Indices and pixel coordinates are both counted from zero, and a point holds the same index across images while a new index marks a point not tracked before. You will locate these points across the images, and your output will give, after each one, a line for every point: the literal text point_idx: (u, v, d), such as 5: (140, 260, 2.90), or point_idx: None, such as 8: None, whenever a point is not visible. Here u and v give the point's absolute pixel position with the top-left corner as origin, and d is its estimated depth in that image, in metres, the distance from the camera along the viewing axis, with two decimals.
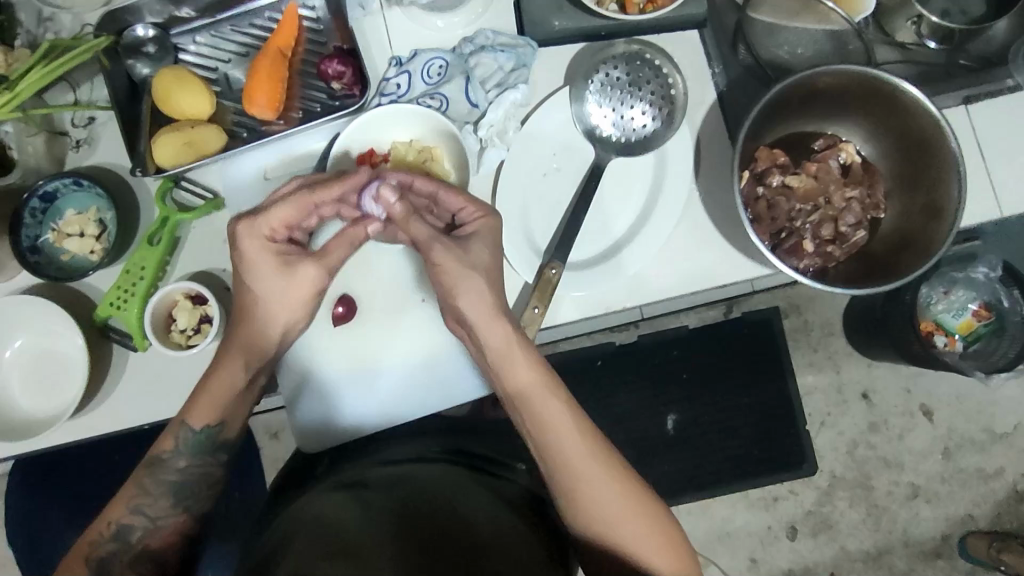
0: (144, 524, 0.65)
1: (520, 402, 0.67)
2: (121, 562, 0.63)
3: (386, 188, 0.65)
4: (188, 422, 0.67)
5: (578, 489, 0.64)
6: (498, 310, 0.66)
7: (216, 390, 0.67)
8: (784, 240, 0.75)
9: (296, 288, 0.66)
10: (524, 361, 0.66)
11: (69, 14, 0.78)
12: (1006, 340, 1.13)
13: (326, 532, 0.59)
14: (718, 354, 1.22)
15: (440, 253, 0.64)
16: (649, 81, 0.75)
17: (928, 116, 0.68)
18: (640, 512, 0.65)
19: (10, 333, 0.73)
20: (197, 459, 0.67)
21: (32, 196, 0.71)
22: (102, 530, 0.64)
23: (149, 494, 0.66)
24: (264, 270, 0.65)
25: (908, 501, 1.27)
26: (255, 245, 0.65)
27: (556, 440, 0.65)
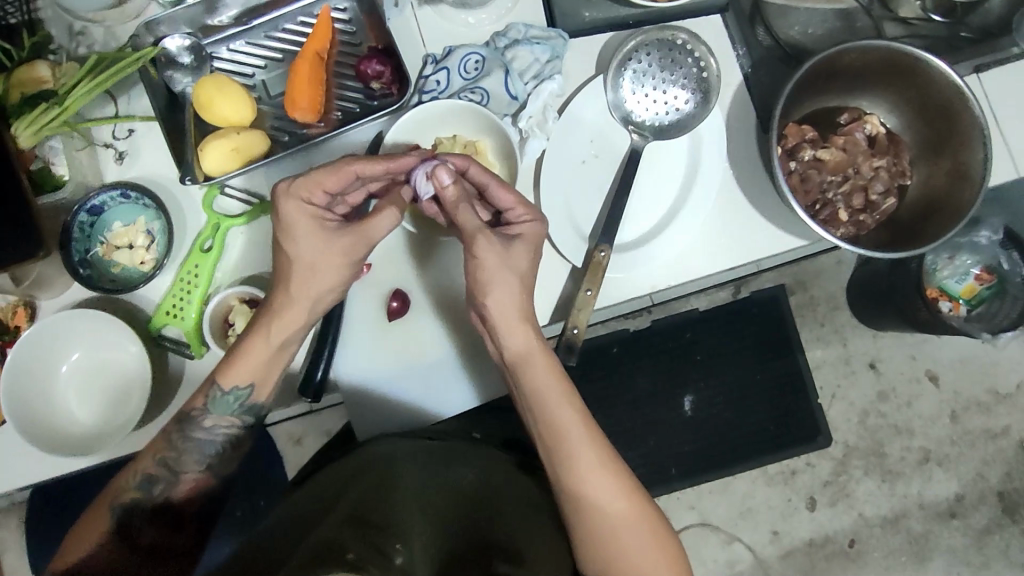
0: (167, 477, 0.67)
1: (535, 405, 0.70)
2: (143, 511, 0.66)
3: (443, 169, 0.65)
4: (218, 381, 0.68)
5: (587, 497, 0.68)
6: (525, 315, 0.68)
7: (247, 360, 0.68)
8: (819, 212, 0.78)
9: (325, 264, 0.66)
10: (544, 361, 0.69)
11: (100, 27, 0.78)
12: (1007, 301, 1.17)
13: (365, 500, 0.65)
14: (731, 333, 1.25)
15: (484, 246, 0.65)
16: (680, 66, 0.77)
17: (951, 86, 0.71)
18: (642, 522, 0.68)
19: (66, 347, 0.72)
20: (221, 419, 0.69)
21: (80, 210, 0.72)
22: (130, 477, 0.66)
23: (176, 449, 0.67)
24: (300, 238, 0.65)
25: (920, 466, 1.31)
26: (294, 210, 0.65)
27: (569, 447, 0.68)
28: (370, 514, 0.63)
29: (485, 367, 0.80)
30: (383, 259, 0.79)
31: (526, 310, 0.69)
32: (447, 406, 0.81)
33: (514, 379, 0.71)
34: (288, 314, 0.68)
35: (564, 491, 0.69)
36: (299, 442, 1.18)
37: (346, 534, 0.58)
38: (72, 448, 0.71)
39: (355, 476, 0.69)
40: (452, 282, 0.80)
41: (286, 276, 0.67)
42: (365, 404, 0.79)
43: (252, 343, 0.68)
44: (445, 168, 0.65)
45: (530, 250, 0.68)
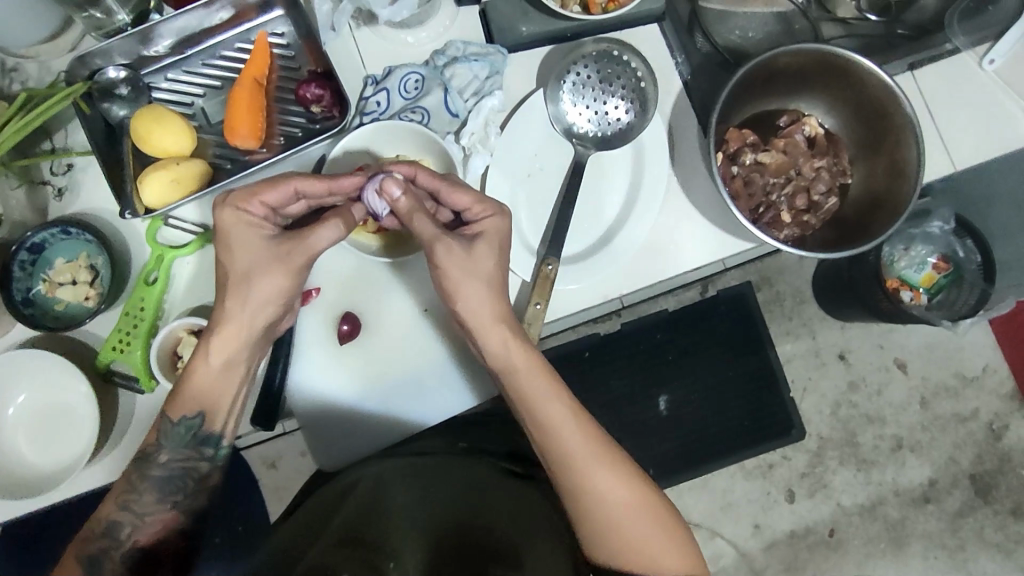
0: (131, 520, 0.64)
1: (524, 404, 0.68)
2: (112, 559, 0.62)
3: (391, 181, 0.64)
4: (168, 414, 0.66)
5: (584, 489, 0.65)
6: (498, 316, 0.67)
7: (199, 385, 0.67)
8: (763, 215, 0.79)
9: (268, 277, 0.65)
10: (524, 355, 0.68)
11: (35, 63, 0.77)
12: (965, 289, 1.18)
13: (357, 516, 0.73)
14: (697, 333, 1.25)
15: (445, 252, 0.65)
16: (618, 77, 0.78)
17: (881, 86, 0.72)
18: (644, 510, 0.66)
19: (11, 389, 0.71)
20: (179, 453, 0.66)
21: (19, 248, 0.71)
22: (94, 526, 0.63)
23: (135, 490, 0.65)
24: (244, 252, 0.65)
25: (894, 453, 1.31)
26: (233, 220, 0.64)
27: (562, 443, 0.66)
28: (365, 531, 0.72)
29: (441, 386, 0.79)
30: (332, 282, 0.78)
31: (502, 310, 0.68)
32: (440, 412, 0.79)
33: (500, 380, 0.69)
34: (227, 330, 0.66)
35: (562, 486, 0.66)
36: (275, 464, 1.14)
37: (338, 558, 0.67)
38: (23, 489, 0.70)
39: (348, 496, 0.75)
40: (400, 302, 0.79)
41: (225, 289, 0.66)
42: (322, 425, 0.78)
43: (198, 368, 0.66)
44: (393, 181, 0.64)
45: (497, 248, 0.68)
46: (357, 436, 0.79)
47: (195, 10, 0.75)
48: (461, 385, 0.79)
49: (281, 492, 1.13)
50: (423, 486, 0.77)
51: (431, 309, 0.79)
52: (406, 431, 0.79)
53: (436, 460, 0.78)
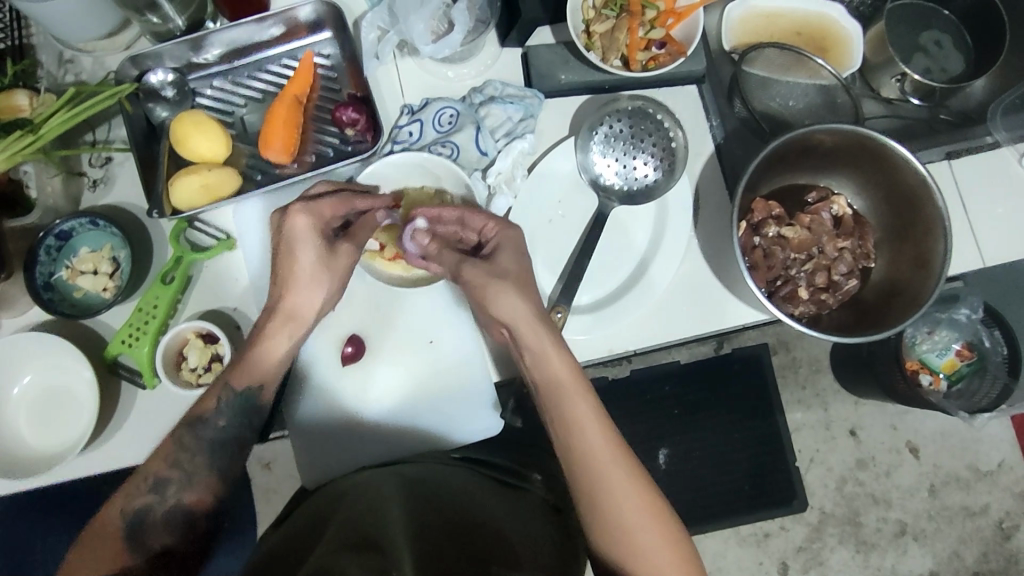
0: (180, 479, 0.63)
1: (552, 401, 0.65)
2: (155, 516, 0.62)
3: (419, 231, 0.71)
4: (230, 382, 0.66)
5: (600, 492, 0.62)
6: (539, 317, 0.66)
7: (259, 357, 0.67)
8: (779, 289, 0.78)
9: (332, 271, 0.68)
10: (561, 362, 0.65)
11: (90, 57, 0.80)
12: (987, 380, 1.11)
13: (352, 528, 0.62)
14: (704, 390, 1.21)
15: (471, 270, 0.67)
16: (650, 134, 0.79)
17: (916, 175, 0.72)
18: (654, 516, 0.62)
19: (21, 369, 0.73)
20: (236, 420, 0.66)
21: (48, 234, 0.73)
22: (139, 483, 0.62)
23: (187, 450, 0.64)
24: (310, 248, 0.66)
25: (896, 539, 1.25)
26: (307, 230, 0.66)
27: (580, 440, 0.64)
28: (368, 541, 0.59)
29: (441, 419, 0.78)
30: (343, 302, 0.78)
31: (538, 311, 0.67)
32: (468, 434, 0.79)
33: (529, 373, 0.67)
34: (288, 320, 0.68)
35: (579, 487, 0.63)
36: (266, 469, 1.13)
37: (343, 563, 0.55)
38: (18, 470, 0.71)
39: (340, 505, 0.67)
40: (407, 332, 0.78)
41: (287, 284, 0.67)
42: (320, 444, 0.78)
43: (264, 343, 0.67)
44: (421, 230, 0.71)
45: (517, 256, 0.69)
46: (361, 457, 0.78)
47: (248, 24, 0.77)
48: (478, 416, 0.79)
49: (270, 497, 1.13)
50: (416, 494, 0.69)
51: (437, 341, 0.78)
52: (422, 451, 0.79)
53: (426, 471, 0.74)
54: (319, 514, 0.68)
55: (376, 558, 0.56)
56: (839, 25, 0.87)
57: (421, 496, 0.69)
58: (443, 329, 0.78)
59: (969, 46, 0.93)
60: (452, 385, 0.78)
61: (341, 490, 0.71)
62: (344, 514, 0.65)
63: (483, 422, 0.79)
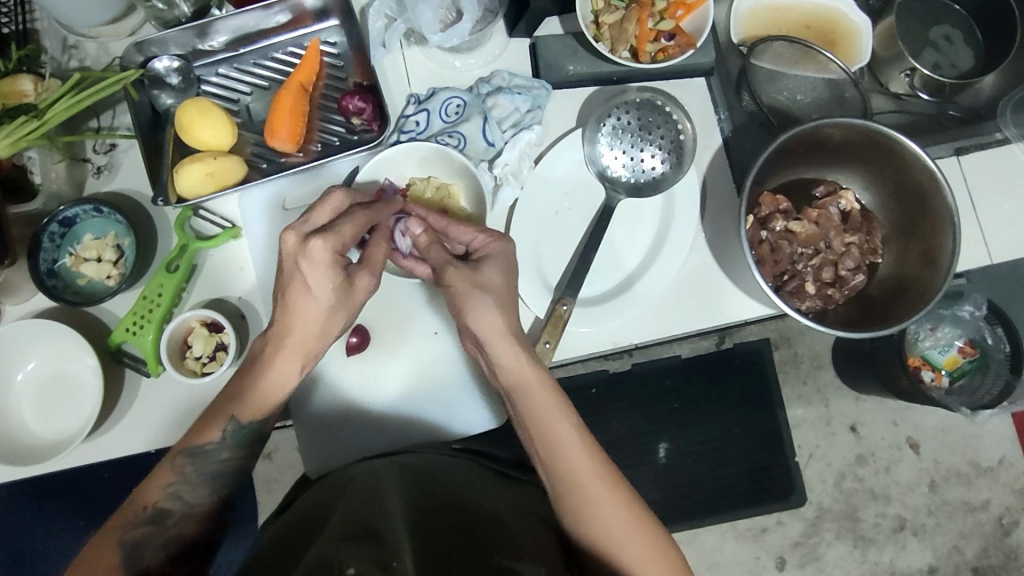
0: (182, 509, 0.64)
1: (529, 419, 0.66)
2: (152, 546, 0.61)
3: (413, 221, 0.68)
4: (236, 417, 0.65)
5: (584, 504, 0.63)
6: (509, 330, 0.66)
7: (265, 390, 0.66)
8: (786, 283, 0.78)
9: (346, 304, 0.65)
10: (535, 377, 0.66)
11: (94, 42, 0.79)
12: (991, 375, 1.11)
13: (354, 519, 0.61)
14: (708, 384, 1.19)
15: (454, 276, 0.65)
16: (658, 126, 0.79)
17: (926, 171, 0.72)
18: (640, 531, 0.63)
19: (25, 356, 0.73)
20: (238, 451, 0.67)
21: (52, 220, 0.72)
22: (139, 511, 0.62)
23: (189, 481, 0.64)
24: (323, 279, 0.62)
25: (895, 534, 1.25)
26: (326, 257, 0.61)
27: (562, 460, 0.64)
28: (369, 531, 0.59)
29: (444, 411, 0.78)
30: None
31: (513, 323, 0.67)
32: (469, 426, 0.79)
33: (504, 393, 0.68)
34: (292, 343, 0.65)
35: (562, 503, 0.64)
36: (268, 456, 1.13)
37: (344, 551, 0.55)
38: (22, 458, 0.71)
39: (338, 496, 0.67)
40: (413, 323, 0.78)
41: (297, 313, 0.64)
42: (324, 431, 0.78)
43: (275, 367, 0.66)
44: (416, 221, 0.68)
45: (503, 270, 0.67)
46: (365, 445, 0.78)
47: (254, 11, 0.76)
48: (484, 406, 0.79)
49: (270, 486, 1.13)
50: (416, 484, 0.68)
51: (442, 333, 0.78)
52: (426, 443, 0.79)
53: (429, 461, 0.73)
54: (317, 507, 0.67)
55: (378, 551, 0.55)
56: (848, 18, 0.87)
57: (421, 484, 0.68)
58: (449, 320, 0.78)
59: (979, 40, 0.93)
60: (459, 376, 0.78)
61: (345, 479, 0.70)
62: (343, 506, 0.64)
63: (485, 412, 0.79)
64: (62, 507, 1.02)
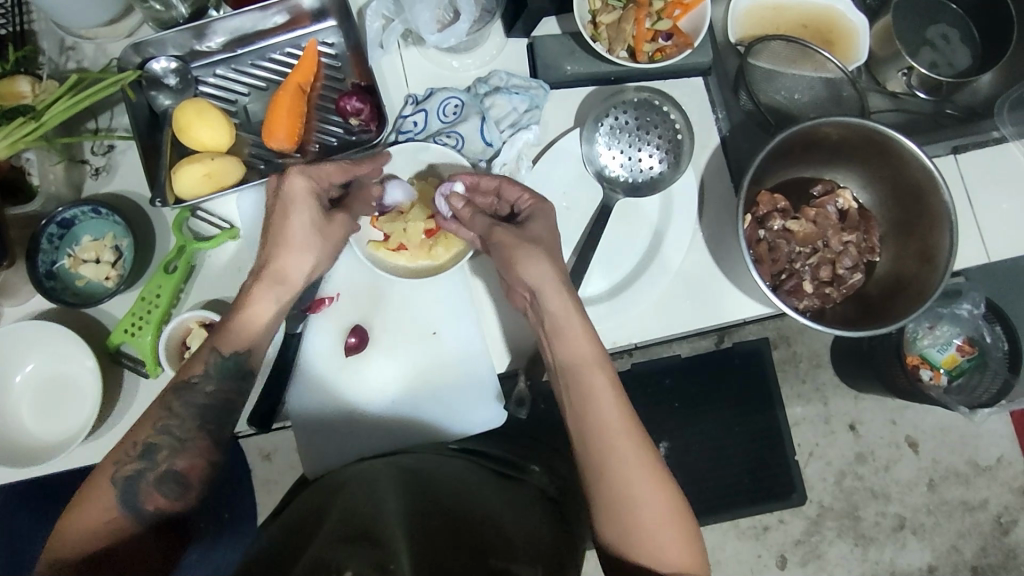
0: (171, 445, 0.64)
1: (569, 376, 0.65)
2: (147, 482, 0.62)
3: (456, 194, 0.71)
4: (218, 347, 0.66)
5: (611, 465, 0.62)
6: (563, 280, 0.66)
7: (246, 322, 0.68)
8: (784, 282, 0.78)
9: (325, 237, 0.70)
10: (581, 333, 0.66)
11: (92, 43, 0.79)
12: (989, 374, 1.11)
13: (351, 521, 0.61)
14: (707, 383, 1.19)
15: (502, 234, 0.67)
16: (656, 126, 0.79)
17: (923, 168, 0.72)
18: (664, 497, 0.62)
19: (24, 357, 0.73)
20: (224, 385, 0.67)
21: (50, 222, 0.72)
22: (130, 449, 0.63)
23: (178, 416, 0.64)
24: (304, 211, 0.68)
25: (895, 533, 1.25)
26: (304, 193, 0.67)
27: (597, 417, 0.63)
28: (365, 534, 0.59)
29: (443, 411, 0.78)
30: (348, 296, 0.78)
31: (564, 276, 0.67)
32: (468, 426, 0.79)
33: (550, 348, 0.67)
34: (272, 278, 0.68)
35: (591, 463, 0.63)
36: (268, 457, 1.13)
37: (342, 554, 0.55)
38: (21, 459, 0.71)
39: (334, 499, 0.67)
40: (411, 324, 0.78)
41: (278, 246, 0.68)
42: (323, 433, 0.78)
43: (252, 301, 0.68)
44: (457, 194, 0.71)
45: (550, 227, 0.69)
46: (362, 445, 0.78)
47: (251, 12, 0.77)
48: (484, 407, 0.78)
49: (269, 486, 1.13)
50: (414, 487, 0.68)
51: (440, 333, 0.78)
52: (423, 443, 0.79)
53: (422, 463, 0.73)
54: (315, 508, 0.67)
55: (376, 552, 0.56)
56: (845, 18, 0.87)
57: (419, 486, 0.68)
58: (447, 321, 0.78)
59: (975, 40, 0.93)
60: (458, 376, 0.78)
61: (338, 483, 0.70)
62: (340, 508, 0.64)
63: (485, 413, 0.79)
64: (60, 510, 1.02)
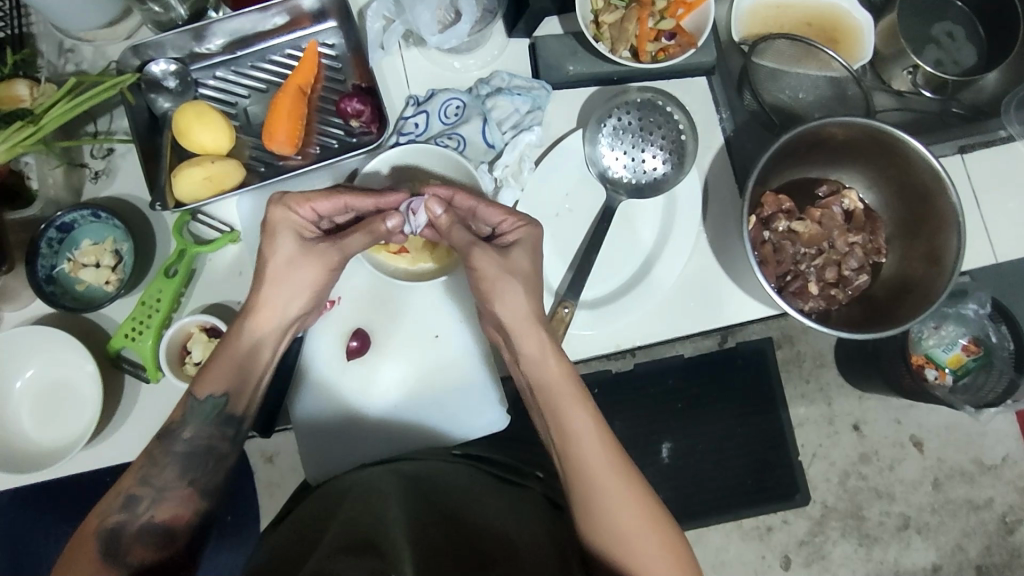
0: (152, 495, 0.63)
1: (547, 410, 0.65)
2: (130, 531, 0.61)
3: (433, 200, 0.66)
4: (194, 392, 0.66)
5: (594, 498, 0.62)
6: (533, 318, 0.66)
7: (227, 362, 0.67)
8: (789, 284, 0.78)
9: (309, 269, 0.68)
10: (557, 369, 0.66)
11: (91, 46, 0.79)
12: (994, 374, 1.10)
13: (354, 531, 0.60)
14: (711, 384, 1.18)
15: (482, 258, 0.64)
16: (660, 127, 0.78)
17: (931, 169, 0.71)
18: (654, 526, 0.62)
19: (24, 362, 0.73)
20: (202, 430, 0.66)
21: (49, 226, 0.72)
22: (112, 500, 0.62)
23: (157, 465, 0.64)
24: (283, 242, 0.67)
25: (899, 533, 1.24)
26: (283, 224, 0.66)
27: (576, 450, 0.64)
28: (368, 542, 0.58)
29: (446, 414, 0.78)
30: (349, 299, 0.77)
31: (538, 310, 0.67)
32: (471, 429, 0.78)
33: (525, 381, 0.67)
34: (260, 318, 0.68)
35: (576, 494, 0.63)
36: (271, 459, 1.13)
37: (345, 563, 0.54)
38: (23, 465, 0.71)
39: (339, 507, 0.66)
40: (412, 327, 0.77)
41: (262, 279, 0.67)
42: (324, 439, 0.77)
43: (231, 338, 0.68)
44: (435, 200, 0.66)
45: (530, 250, 0.67)
46: (361, 452, 0.78)
47: (251, 13, 0.76)
48: (488, 410, 0.78)
49: (273, 490, 1.13)
50: (415, 496, 0.67)
51: (442, 336, 0.77)
52: (426, 447, 0.78)
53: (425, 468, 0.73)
54: (317, 517, 0.66)
55: (377, 562, 0.55)
56: (850, 15, 0.86)
57: (421, 496, 0.68)
58: (449, 324, 0.77)
59: (982, 37, 0.92)
60: (462, 378, 0.78)
61: (340, 491, 0.70)
62: (342, 518, 0.63)
63: (488, 415, 0.78)
64: (61, 512, 1.02)
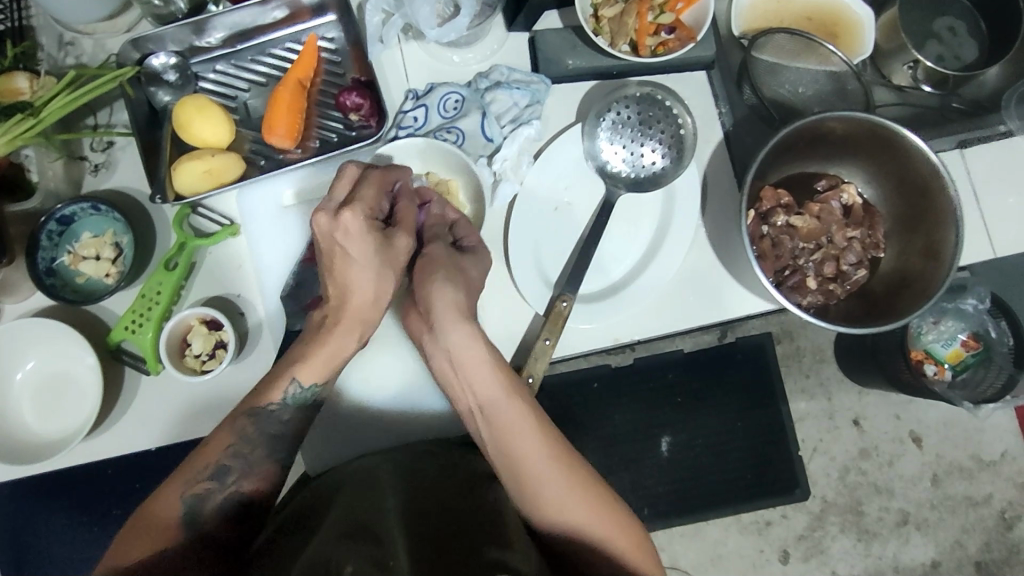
0: (241, 467, 0.64)
1: (489, 420, 0.65)
2: (213, 501, 0.62)
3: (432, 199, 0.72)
4: (298, 378, 0.66)
5: (542, 498, 0.63)
6: (466, 313, 0.66)
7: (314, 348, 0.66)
8: (787, 278, 0.78)
9: (396, 260, 0.66)
10: (491, 373, 0.65)
11: (91, 39, 0.79)
12: (993, 370, 1.10)
13: (351, 518, 0.61)
14: (710, 379, 1.18)
15: (437, 248, 0.69)
16: (659, 121, 0.77)
17: (929, 164, 0.71)
18: (606, 514, 0.64)
19: (25, 354, 0.73)
20: (299, 412, 0.67)
21: (50, 219, 0.72)
22: (202, 467, 0.62)
23: (249, 442, 0.64)
24: (367, 241, 0.64)
25: (897, 528, 1.25)
26: (360, 224, 0.63)
27: (518, 453, 0.63)
28: (365, 528, 0.58)
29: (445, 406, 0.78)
30: None
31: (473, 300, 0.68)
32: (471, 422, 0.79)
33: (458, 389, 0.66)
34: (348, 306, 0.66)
35: (524, 496, 0.63)
36: None
37: (340, 550, 0.54)
38: (25, 456, 0.71)
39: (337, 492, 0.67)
40: None
41: (350, 273, 0.65)
42: (325, 432, 0.78)
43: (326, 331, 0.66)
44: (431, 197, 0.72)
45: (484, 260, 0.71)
46: (362, 443, 0.78)
47: (251, 7, 0.76)
48: None
49: None
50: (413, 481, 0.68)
51: None
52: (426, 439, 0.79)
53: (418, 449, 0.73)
54: (315, 502, 0.66)
55: (374, 548, 0.55)
56: (850, 9, 0.85)
57: (414, 480, 0.68)
58: None
59: (983, 32, 0.92)
60: None
61: (338, 477, 0.70)
62: (341, 504, 0.64)
63: None
64: (62, 504, 1.02)
